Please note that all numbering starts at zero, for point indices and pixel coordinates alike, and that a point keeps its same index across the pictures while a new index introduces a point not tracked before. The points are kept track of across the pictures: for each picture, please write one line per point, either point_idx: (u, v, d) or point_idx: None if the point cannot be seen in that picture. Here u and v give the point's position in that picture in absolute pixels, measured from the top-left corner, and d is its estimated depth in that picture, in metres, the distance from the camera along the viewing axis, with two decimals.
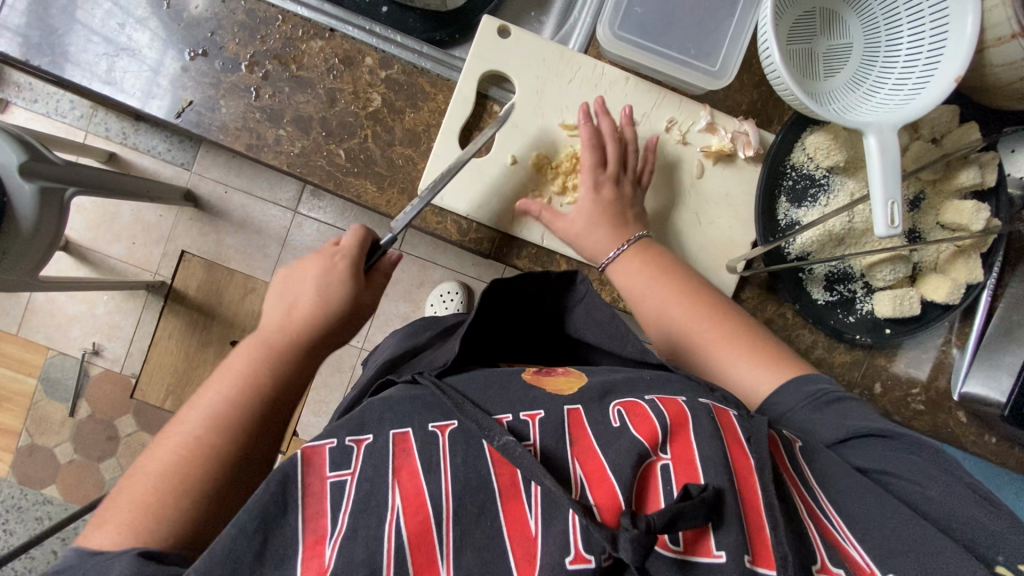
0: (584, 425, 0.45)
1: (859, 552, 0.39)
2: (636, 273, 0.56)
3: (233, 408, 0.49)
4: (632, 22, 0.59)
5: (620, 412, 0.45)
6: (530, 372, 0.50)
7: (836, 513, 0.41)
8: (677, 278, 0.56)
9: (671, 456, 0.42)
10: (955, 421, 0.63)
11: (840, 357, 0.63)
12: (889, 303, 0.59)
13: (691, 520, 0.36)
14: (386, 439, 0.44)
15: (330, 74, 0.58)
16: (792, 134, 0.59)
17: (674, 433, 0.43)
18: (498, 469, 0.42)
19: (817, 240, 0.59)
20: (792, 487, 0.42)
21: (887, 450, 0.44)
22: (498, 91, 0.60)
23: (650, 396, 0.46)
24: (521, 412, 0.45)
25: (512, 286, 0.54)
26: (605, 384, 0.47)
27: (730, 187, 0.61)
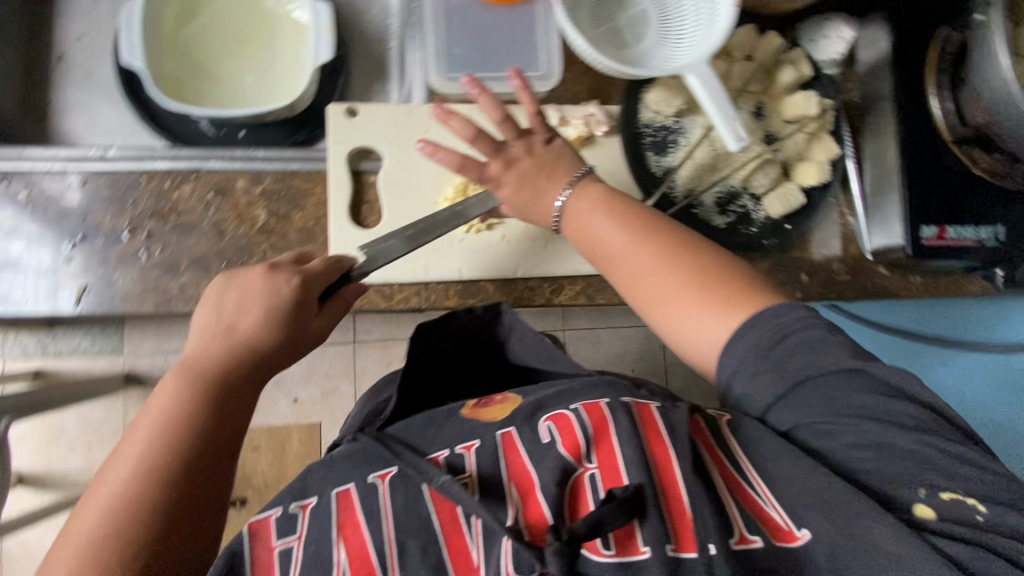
0: (517, 447, 0.49)
1: (781, 514, 0.43)
2: (586, 214, 0.55)
3: (195, 410, 0.45)
4: (459, 60, 0.64)
5: (550, 427, 0.49)
6: (470, 406, 0.55)
7: (761, 481, 0.45)
8: (629, 213, 0.54)
9: (597, 464, 0.46)
10: (880, 278, 0.70)
11: (762, 265, 0.69)
12: (777, 201, 0.66)
13: (613, 524, 0.40)
14: (329, 498, 0.48)
15: (210, 209, 0.60)
16: (633, 99, 0.66)
17: (598, 440, 0.47)
18: (436, 503, 0.46)
19: (691, 176, 0.65)
20: (713, 465, 0.46)
21: (862, 397, 0.43)
22: (368, 163, 0.63)
23: (575, 405, 0.50)
24: (458, 447, 0.50)
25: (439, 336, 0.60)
26: (533, 403, 0.53)
27: (603, 162, 0.66)
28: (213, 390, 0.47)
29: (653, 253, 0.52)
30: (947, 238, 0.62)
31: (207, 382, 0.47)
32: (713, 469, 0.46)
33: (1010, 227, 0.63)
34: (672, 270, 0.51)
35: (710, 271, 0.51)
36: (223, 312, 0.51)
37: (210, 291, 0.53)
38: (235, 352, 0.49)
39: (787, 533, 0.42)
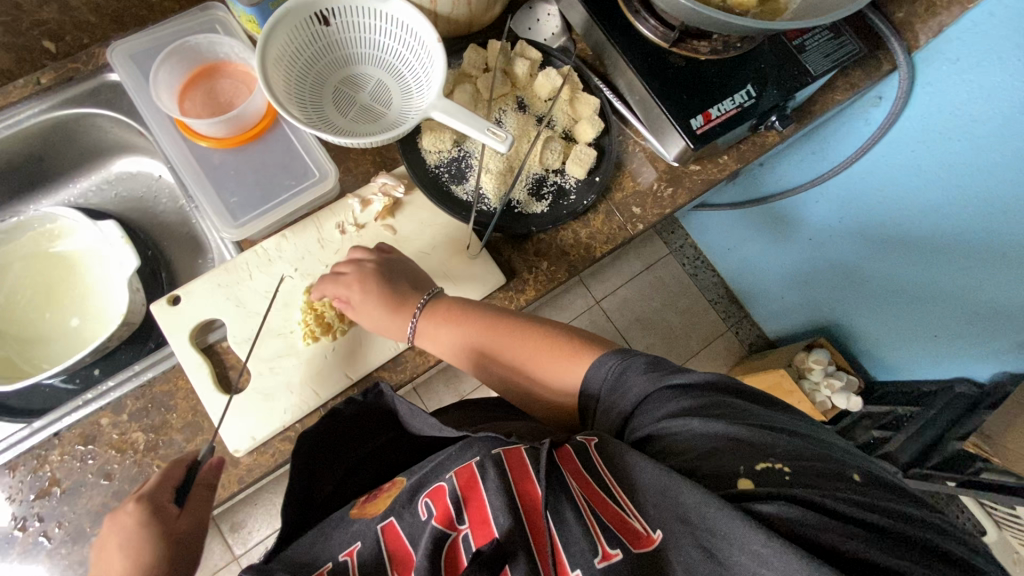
0: (398, 534, 0.52)
1: (641, 521, 0.45)
2: (434, 328, 0.63)
3: None
4: (244, 204, 0.67)
5: (425, 503, 0.52)
6: (358, 506, 0.57)
7: (627, 496, 0.47)
8: (469, 314, 0.63)
9: (467, 524, 0.49)
10: (694, 175, 0.77)
11: (598, 220, 0.74)
12: (576, 166, 0.72)
13: None
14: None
15: (88, 460, 0.59)
16: (413, 152, 0.70)
17: (466, 499, 0.50)
18: None
19: (497, 184, 0.71)
20: (575, 484, 0.49)
21: (681, 401, 0.50)
22: (215, 334, 0.64)
23: (449, 473, 0.52)
24: (340, 555, 0.52)
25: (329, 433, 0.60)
26: (413, 484, 0.54)
27: (419, 216, 0.70)
28: None
29: (502, 339, 0.62)
30: (713, 118, 0.70)
31: None
32: (575, 488, 0.48)
33: (756, 82, 0.72)
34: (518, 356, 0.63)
35: (552, 337, 0.63)
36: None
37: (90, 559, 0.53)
38: None
39: (646, 538, 0.43)
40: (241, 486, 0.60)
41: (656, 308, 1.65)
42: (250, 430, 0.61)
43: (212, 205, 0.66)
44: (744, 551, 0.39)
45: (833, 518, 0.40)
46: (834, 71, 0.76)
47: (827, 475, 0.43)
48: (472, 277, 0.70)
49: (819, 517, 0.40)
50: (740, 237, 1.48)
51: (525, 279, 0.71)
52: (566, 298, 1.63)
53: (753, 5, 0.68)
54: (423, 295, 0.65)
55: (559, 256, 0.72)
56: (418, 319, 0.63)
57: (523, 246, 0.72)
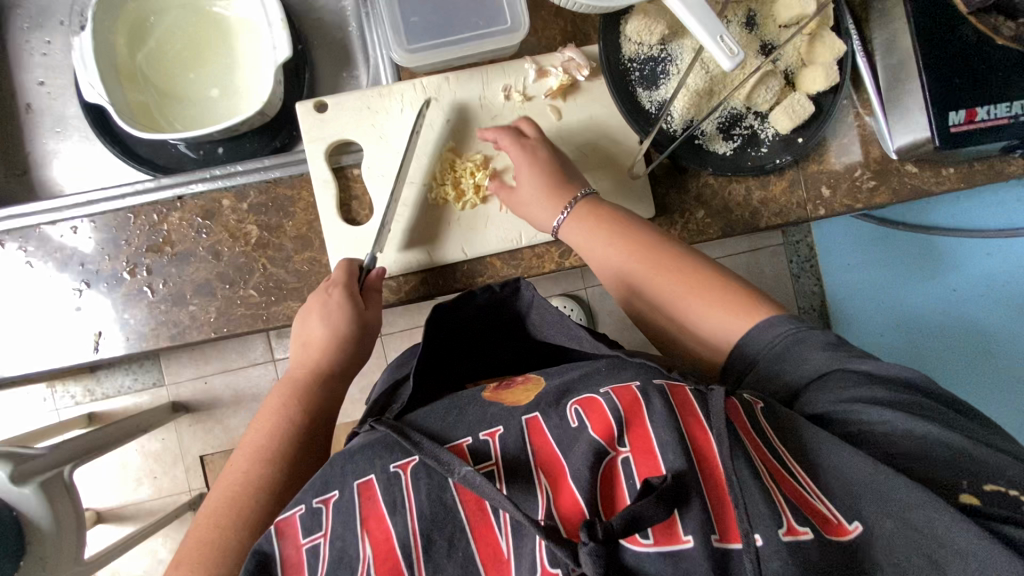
0: (542, 432, 0.51)
1: (829, 506, 0.44)
2: (587, 225, 0.58)
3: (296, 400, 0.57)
4: (418, 29, 0.60)
5: (579, 412, 0.51)
6: (490, 390, 0.58)
7: (802, 469, 0.46)
8: (629, 228, 0.58)
9: (630, 447, 0.48)
10: (908, 176, 0.65)
11: (778, 187, 0.64)
12: (784, 116, 0.61)
13: (652, 517, 0.41)
14: (352, 489, 0.48)
15: (202, 234, 0.60)
16: (613, 34, 0.60)
17: (629, 421, 0.49)
18: (463, 494, 0.46)
19: (688, 106, 0.61)
20: (749, 441, 0.47)
21: (864, 390, 0.48)
22: (349, 157, 0.61)
23: (606, 392, 0.52)
24: (481, 434, 0.52)
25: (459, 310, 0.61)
26: (561, 386, 0.55)
27: (591, 110, 0.62)
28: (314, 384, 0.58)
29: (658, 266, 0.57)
30: (977, 119, 0.57)
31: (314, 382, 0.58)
32: (755, 453, 0.46)
33: None
34: (675, 284, 0.57)
35: (702, 272, 0.57)
36: (302, 329, 0.58)
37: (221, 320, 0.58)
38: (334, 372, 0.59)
39: (838, 525, 0.43)
40: None
41: None
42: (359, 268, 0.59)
43: (391, 20, 0.59)
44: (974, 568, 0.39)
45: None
46: None
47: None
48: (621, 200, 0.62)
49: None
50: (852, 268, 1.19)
51: (672, 221, 0.64)
52: None
53: None
54: (577, 192, 0.59)
55: (719, 210, 0.64)
56: (569, 211, 0.58)
57: (685, 184, 0.64)
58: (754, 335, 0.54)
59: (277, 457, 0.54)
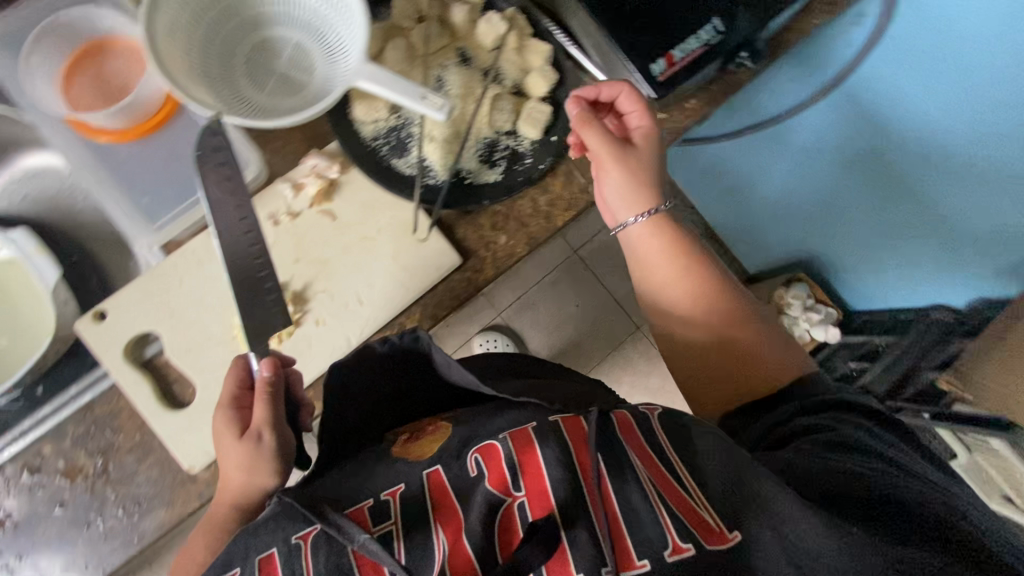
0: (443, 483, 0.51)
1: (713, 516, 0.46)
2: (655, 233, 0.62)
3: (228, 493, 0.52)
4: (162, 203, 0.60)
5: (477, 460, 0.51)
6: (401, 445, 0.56)
7: (694, 480, 0.50)
8: (683, 246, 0.62)
9: (524, 492, 0.48)
10: (660, 124, 0.70)
11: (557, 184, 0.68)
12: (528, 126, 0.66)
13: (529, 560, 0.42)
14: (252, 568, 0.45)
15: (37, 490, 0.57)
16: (345, 124, 0.63)
17: (523, 462, 0.49)
18: (359, 561, 0.44)
19: (443, 154, 0.64)
20: (637, 458, 0.50)
21: (830, 420, 0.56)
22: (151, 347, 0.60)
23: (502, 434, 0.52)
24: (384, 494, 0.51)
25: (358, 381, 0.57)
26: (463, 434, 0.54)
27: (360, 198, 0.63)
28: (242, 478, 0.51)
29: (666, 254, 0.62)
30: (676, 61, 0.62)
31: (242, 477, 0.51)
32: (642, 469, 0.50)
33: (722, 16, 0.64)
34: (723, 313, 0.62)
35: (720, 291, 0.62)
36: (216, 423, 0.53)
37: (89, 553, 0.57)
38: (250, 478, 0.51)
39: (717, 532, 0.45)
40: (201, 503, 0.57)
41: None
42: (203, 446, 0.57)
43: (123, 208, 0.60)
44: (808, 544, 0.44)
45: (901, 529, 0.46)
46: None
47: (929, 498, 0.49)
48: (426, 263, 0.63)
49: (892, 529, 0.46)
50: (744, 182, 1.30)
51: (481, 258, 0.66)
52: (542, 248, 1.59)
53: None
54: (661, 202, 0.61)
55: (517, 229, 0.67)
56: (648, 214, 0.61)
57: (477, 220, 0.66)
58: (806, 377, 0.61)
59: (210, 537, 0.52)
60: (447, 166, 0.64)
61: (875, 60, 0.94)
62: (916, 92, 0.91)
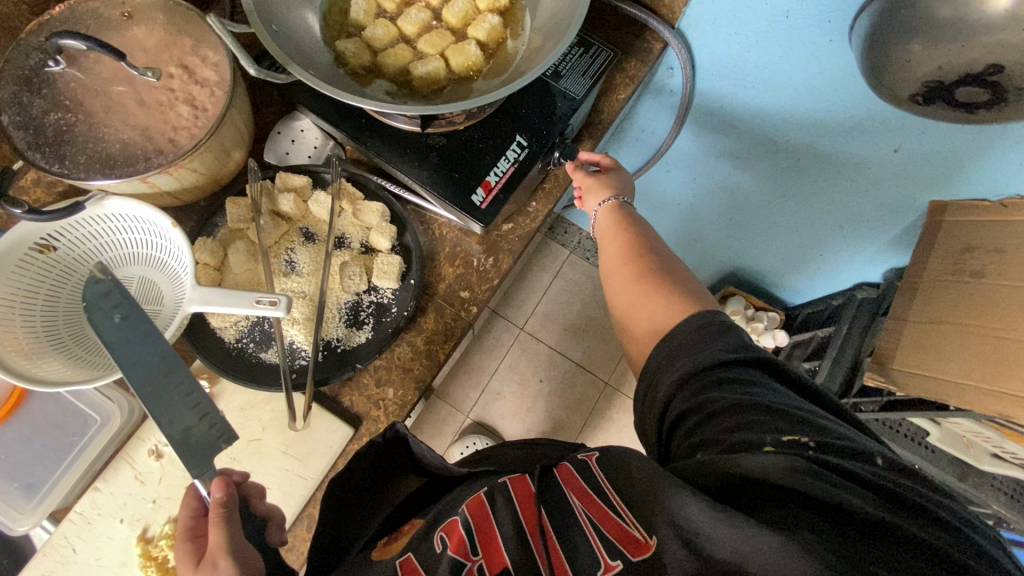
0: (413, 569, 0.53)
1: (639, 529, 0.48)
2: (612, 228, 0.70)
3: None
4: (39, 477, 0.60)
5: (441, 536, 0.56)
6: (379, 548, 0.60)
7: (623, 503, 0.53)
8: (631, 244, 0.68)
9: (482, 554, 0.52)
10: (509, 233, 0.74)
11: (429, 320, 0.70)
12: (382, 279, 0.67)
13: None
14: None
15: None
16: (206, 337, 0.64)
17: (481, 530, 0.54)
18: None
19: (308, 332, 0.65)
20: (575, 500, 0.55)
21: (744, 394, 0.49)
22: None
23: (461, 509, 0.58)
24: None
25: (354, 484, 0.63)
26: (429, 522, 0.60)
27: (239, 402, 0.66)
28: None
29: (614, 237, 0.70)
30: (493, 185, 0.67)
31: None
32: (582, 510, 0.54)
33: (524, 131, 0.68)
34: (642, 292, 0.64)
35: (653, 276, 0.64)
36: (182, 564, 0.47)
37: None
38: None
39: (642, 545, 0.47)
40: None
41: (579, 309, 1.63)
42: None
43: (2, 496, 0.60)
44: (727, 548, 0.40)
45: (806, 491, 0.41)
46: (600, 82, 0.74)
47: (827, 448, 0.44)
48: (318, 446, 0.65)
49: (800, 494, 0.41)
50: (671, 200, 1.29)
51: (376, 417, 0.67)
52: (488, 337, 1.60)
53: (482, 64, 0.64)
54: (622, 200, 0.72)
55: (404, 375, 0.68)
56: (602, 207, 0.72)
57: (362, 382, 0.67)
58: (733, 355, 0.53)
59: None
60: (312, 345, 0.65)
61: (707, 84, 0.92)
62: (758, 103, 0.89)
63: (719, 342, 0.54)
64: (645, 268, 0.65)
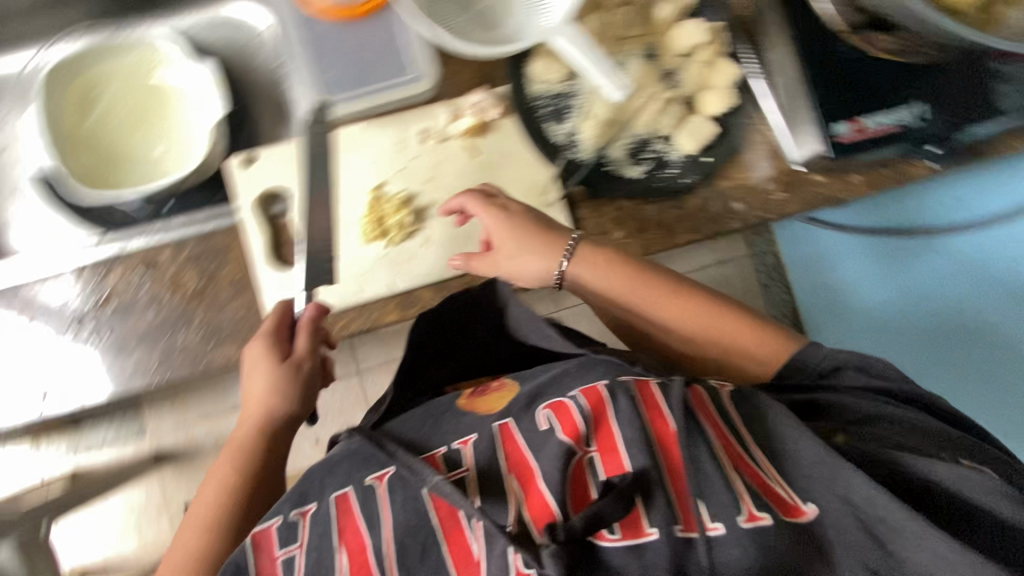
0: (514, 436, 0.54)
1: (787, 490, 0.48)
2: (606, 269, 0.61)
3: (225, 484, 0.57)
4: (339, 84, 0.67)
5: (547, 414, 0.54)
6: (465, 397, 0.60)
7: (774, 470, 0.50)
8: (645, 278, 0.62)
9: (596, 447, 0.51)
10: (817, 186, 0.68)
11: (691, 204, 0.67)
12: (687, 139, 0.65)
13: (613, 513, 0.45)
14: (329, 503, 0.51)
15: (144, 286, 0.63)
16: (519, 76, 0.64)
17: (596, 423, 0.52)
18: (435, 503, 0.48)
19: (597, 135, 0.64)
20: (711, 433, 0.51)
21: (909, 418, 0.53)
22: (278, 206, 0.65)
23: (573, 392, 0.54)
24: (455, 442, 0.55)
25: (438, 317, 0.62)
26: (531, 392, 0.57)
27: (504, 145, 0.65)
28: (258, 446, 0.58)
29: (624, 277, 0.61)
30: (865, 128, 0.62)
31: (259, 444, 0.58)
32: (725, 455, 0.50)
33: (931, 101, 0.62)
34: (704, 319, 0.62)
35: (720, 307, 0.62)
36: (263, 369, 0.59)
37: (158, 359, 0.62)
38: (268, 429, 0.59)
39: (792, 507, 0.48)
40: None
41: None
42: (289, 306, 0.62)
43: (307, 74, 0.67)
44: (923, 551, 0.44)
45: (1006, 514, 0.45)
46: None
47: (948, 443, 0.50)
48: None
49: (998, 515, 0.45)
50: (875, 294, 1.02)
51: None
52: None
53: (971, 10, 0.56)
54: (573, 238, 0.61)
55: (637, 231, 0.66)
56: (572, 256, 0.60)
57: (600, 209, 0.66)
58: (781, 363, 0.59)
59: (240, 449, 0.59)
60: (595, 146, 0.64)
61: None
62: None
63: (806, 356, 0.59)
64: (714, 306, 0.63)
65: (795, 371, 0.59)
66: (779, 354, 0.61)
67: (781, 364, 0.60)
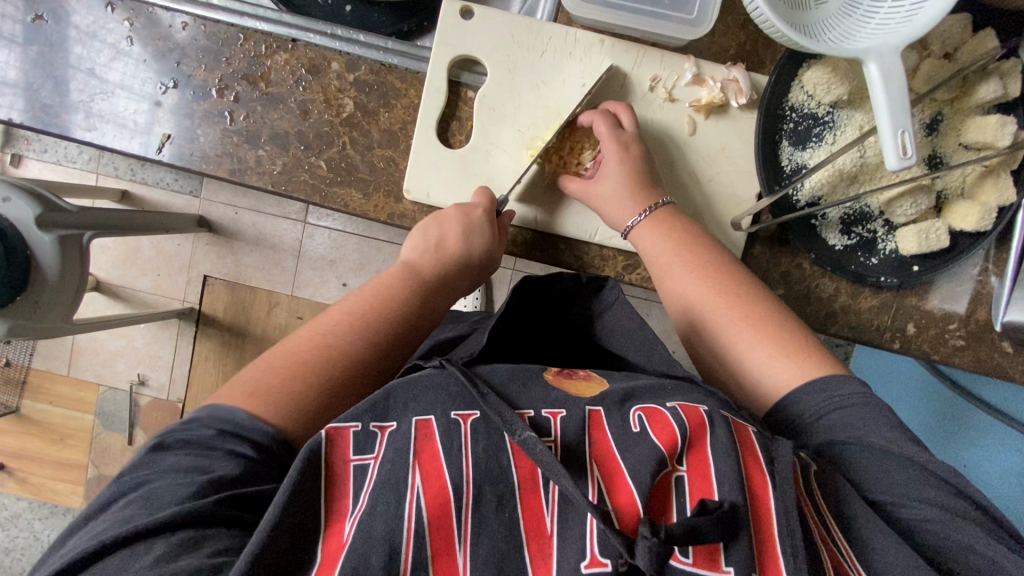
0: (603, 427, 0.43)
1: None
2: (661, 233, 0.55)
3: (382, 315, 0.52)
4: None
5: (642, 419, 0.44)
6: (552, 373, 0.49)
7: (854, 552, 0.39)
8: (734, 276, 0.53)
9: (687, 468, 0.41)
10: (1000, 353, 0.59)
11: (867, 302, 0.60)
12: (914, 238, 0.55)
13: (708, 534, 0.36)
14: (408, 425, 0.42)
15: (299, 85, 0.57)
16: (786, 75, 0.55)
17: (692, 444, 0.42)
18: (516, 461, 0.40)
19: (825, 183, 0.55)
20: (804, 506, 0.40)
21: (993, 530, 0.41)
22: (470, 75, 0.58)
23: (670, 403, 0.45)
24: (543, 410, 0.44)
25: (541, 285, 0.57)
26: (626, 390, 0.47)
27: (726, 139, 0.57)
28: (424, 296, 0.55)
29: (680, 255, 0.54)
30: None
31: (426, 294, 0.55)
32: (822, 548, 0.38)
33: None
34: (751, 322, 0.50)
35: (780, 322, 0.51)
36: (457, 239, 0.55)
37: (281, 163, 0.57)
38: (438, 285, 0.57)
39: None
40: (387, 219, 0.58)
41: None
42: (430, 186, 0.57)
43: None
44: None
45: None
46: None
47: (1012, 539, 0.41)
48: None
49: None
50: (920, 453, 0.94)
51: None
52: None
53: None
54: (659, 199, 0.56)
55: (798, 298, 0.60)
56: (648, 214, 0.55)
57: (777, 258, 0.60)
58: (809, 389, 0.47)
59: (401, 295, 0.54)
60: (818, 192, 0.56)
61: None
62: None
63: (860, 413, 0.46)
64: (769, 315, 0.51)
65: (804, 422, 0.47)
66: (806, 374, 0.48)
67: (800, 390, 0.48)
